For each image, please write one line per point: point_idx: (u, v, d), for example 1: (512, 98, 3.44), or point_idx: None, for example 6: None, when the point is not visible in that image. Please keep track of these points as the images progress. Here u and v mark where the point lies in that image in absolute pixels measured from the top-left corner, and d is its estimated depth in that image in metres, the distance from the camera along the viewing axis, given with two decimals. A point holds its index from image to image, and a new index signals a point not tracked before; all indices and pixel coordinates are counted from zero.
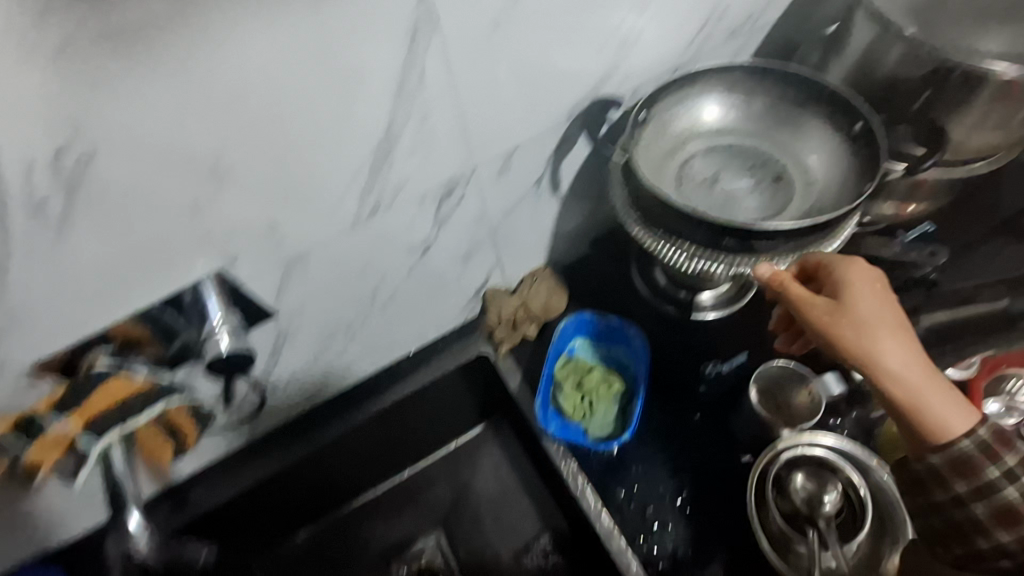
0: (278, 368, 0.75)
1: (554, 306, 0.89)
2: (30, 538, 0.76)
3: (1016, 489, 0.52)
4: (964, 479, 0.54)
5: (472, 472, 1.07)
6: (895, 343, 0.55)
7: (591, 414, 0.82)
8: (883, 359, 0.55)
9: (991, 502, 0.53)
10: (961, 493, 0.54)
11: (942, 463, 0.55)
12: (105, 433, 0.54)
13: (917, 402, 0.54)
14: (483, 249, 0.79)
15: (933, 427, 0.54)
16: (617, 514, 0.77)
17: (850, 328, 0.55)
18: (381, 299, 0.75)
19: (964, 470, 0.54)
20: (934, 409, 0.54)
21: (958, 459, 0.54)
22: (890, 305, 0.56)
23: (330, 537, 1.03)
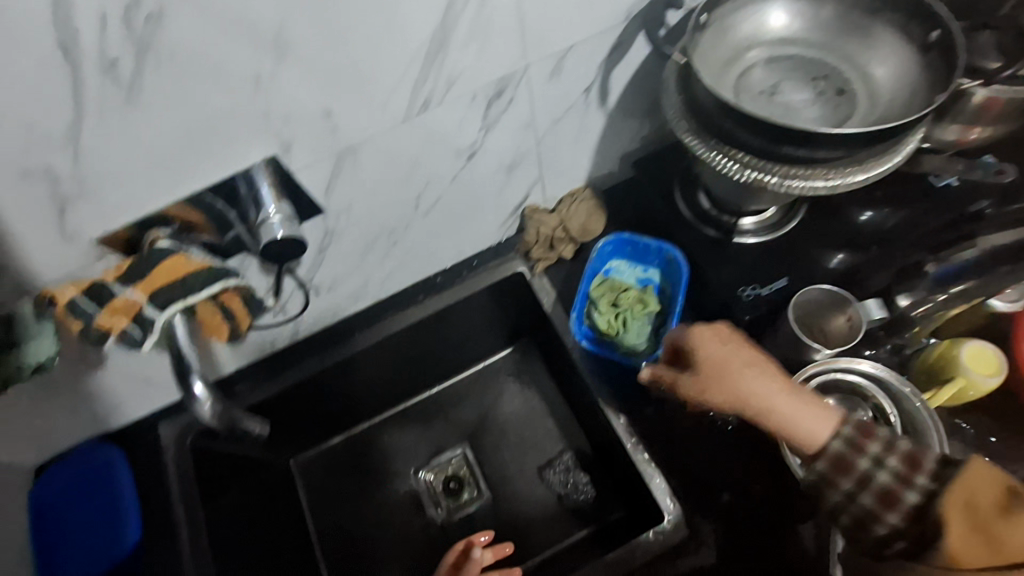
0: (324, 270, 0.77)
1: (591, 228, 0.89)
2: (92, 417, 0.82)
3: (886, 473, 0.54)
4: (846, 476, 0.55)
5: (501, 392, 1.11)
6: (749, 371, 0.56)
7: (623, 332, 0.83)
8: (738, 392, 0.56)
9: (872, 489, 0.54)
10: (851, 489, 0.55)
11: (825, 468, 0.55)
12: (168, 305, 0.56)
13: (784, 423, 0.55)
14: (527, 161, 0.78)
15: (799, 436, 0.56)
16: (643, 428, 0.80)
17: (708, 377, 0.57)
18: (425, 205, 0.76)
19: (842, 467, 0.55)
20: (798, 419, 0.55)
21: (835, 459, 0.55)
22: (733, 341, 0.58)
23: (363, 442, 1.08)
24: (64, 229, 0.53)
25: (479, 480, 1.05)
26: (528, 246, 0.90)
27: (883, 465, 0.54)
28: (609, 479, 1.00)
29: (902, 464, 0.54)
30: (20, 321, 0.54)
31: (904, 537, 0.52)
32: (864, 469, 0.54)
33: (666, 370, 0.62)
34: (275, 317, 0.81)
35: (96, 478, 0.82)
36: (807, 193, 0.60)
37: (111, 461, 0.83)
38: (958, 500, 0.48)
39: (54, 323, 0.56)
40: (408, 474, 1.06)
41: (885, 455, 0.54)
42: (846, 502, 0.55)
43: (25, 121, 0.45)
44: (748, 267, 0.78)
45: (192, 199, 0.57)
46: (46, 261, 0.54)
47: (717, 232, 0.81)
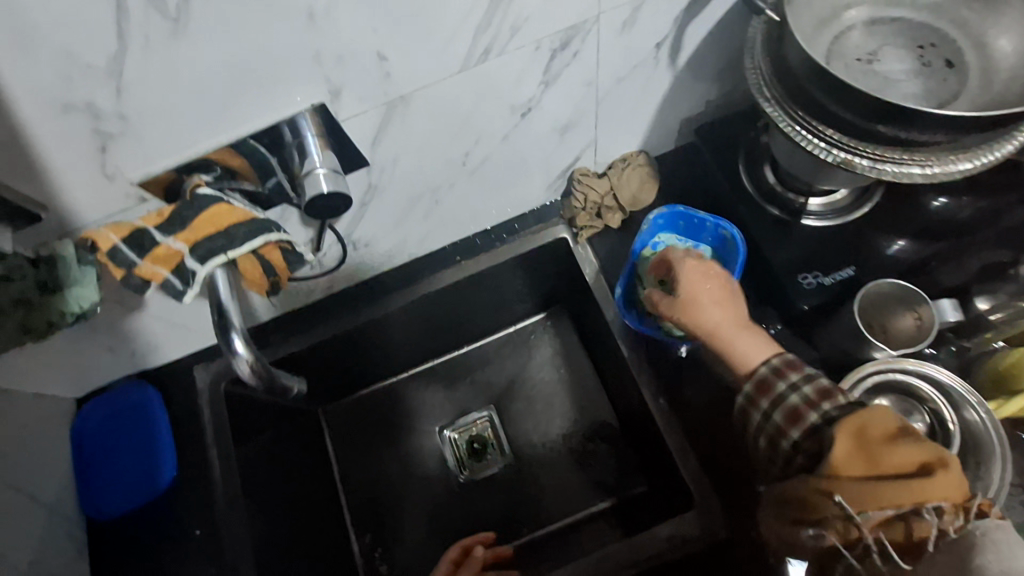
0: (363, 226, 0.74)
1: (642, 199, 0.85)
2: (130, 355, 0.82)
3: (796, 395, 0.62)
4: (767, 397, 0.63)
5: (530, 358, 1.09)
6: (708, 300, 0.68)
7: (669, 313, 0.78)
8: (695, 312, 0.68)
9: (784, 410, 0.61)
10: (768, 409, 0.63)
11: (751, 390, 0.65)
12: (209, 258, 0.53)
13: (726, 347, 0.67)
14: (583, 122, 0.73)
15: (735, 359, 0.67)
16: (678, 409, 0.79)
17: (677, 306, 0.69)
18: (472, 163, 0.72)
19: (763, 388, 0.64)
20: (736, 347, 0.66)
21: (760, 380, 0.64)
22: (709, 278, 0.70)
23: (389, 398, 1.08)
24: (105, 169, 0.51)
25: (503, 444, 1.04)
26: (573, 213, 0.85)
27: (795, 390, 0.62)
28: (635, 454, 0.99)
29: (815, 394, 0.61)
30: (62, 264, 0.52)
31: (802, 452, 0.59)
32: (780, 392, 0.63)
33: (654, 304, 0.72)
34: (312, 270, 0.79)
35: (133, 416, 0.84)
36: (900, 179, 0.55)
37: (147, 402, 0.84)
38: (851, 424, 0.51)
39: (96, 270, 0.55)
40: (433, 432, 1.06)
41: (801, 384, 0.62)
42: (762, 421, 0.63)
43: (66, 49, 0.41)
44: (810, 252, 0.73)
45: (238, 144, 0.54)
46: (87, 200, 0.53)
47: (783, 212, 0.75)
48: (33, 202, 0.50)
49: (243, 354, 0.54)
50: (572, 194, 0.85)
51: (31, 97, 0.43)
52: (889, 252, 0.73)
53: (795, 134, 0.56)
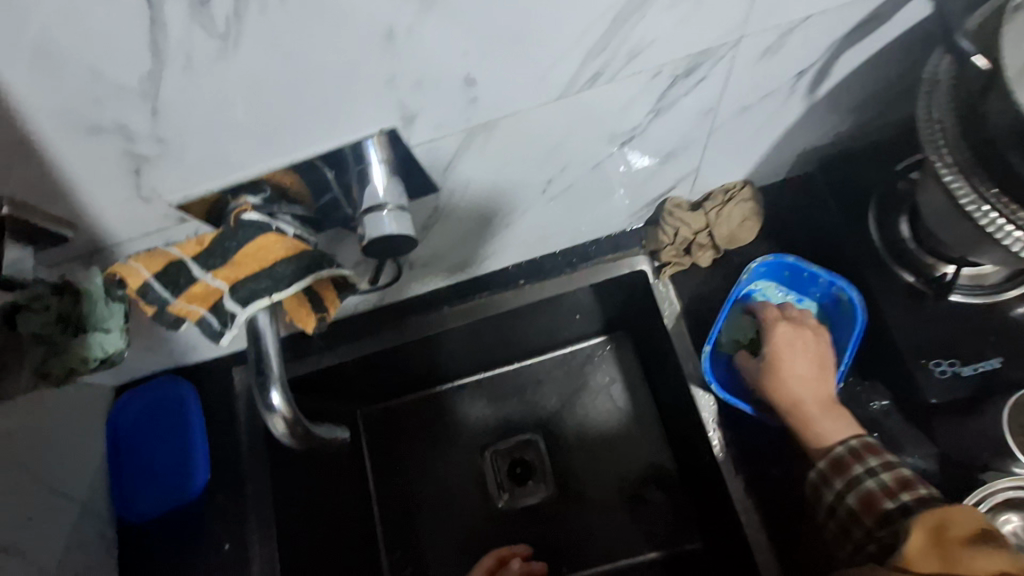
0: (423, 246, 0.67)
1: (741, 237, 0.73)
2: (167, 353, 0.78)
3: (873, 479, 0.54)
4: (840, 477, 0.56)
5: (584, 383, 1.00)
6: (797, 370, 0.63)
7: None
8: (782, 367, 0.63)
9: (858, 494, 0.54)
10: (841, 490, 0.56)
11: (823, 466, 0.58)
12: (252, 300, 0.46)
13: (801, 421, 0.60)
14: (688, 151, 0.62)
15: (810, 431, 0.59)
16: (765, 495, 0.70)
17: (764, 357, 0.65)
18: (554, 189, 0.62)
19: (838, 467, 0.56)
20: (814, 420, 0.59)
21: (835, 460, 0.57)
22: (810, 343, 0.64)
23: (429, 409, 1.02)
24: (140, 190, 0.44)
25: (547, 473, 0.97)
26: (658, 245, 0.75)
27: (873, 475, 0.54)
28: (690, 507, 0.91)
29: (893, 481, 0.53)
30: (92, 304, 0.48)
31: (874, 541, 0.51)
32: (857, 474, 0.55)
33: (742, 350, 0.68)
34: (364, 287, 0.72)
35: (169, 416, 0.80)
36: None
37: (184, 401, 0.80)
38: (930, 522, 0.46)
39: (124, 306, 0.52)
40: (474, 452, 1.00)
41: (877, 468, 0.55)
42: (834, 503, 0.56)
43: (91, 65, 0.34)
44: (950, 332, 0.61)
45: (292, 167, 0.46)
46: (120, 219, 0.46)
47: (917, 280, 0.63)
48: (58, 221, 0.44)
49: (277, 406, 0.47)
50: (659, 224, 0.75)
51: (53, 116, 0.36)
52: (1021, 316, 0.61)
53: (983, 215, 0.43)
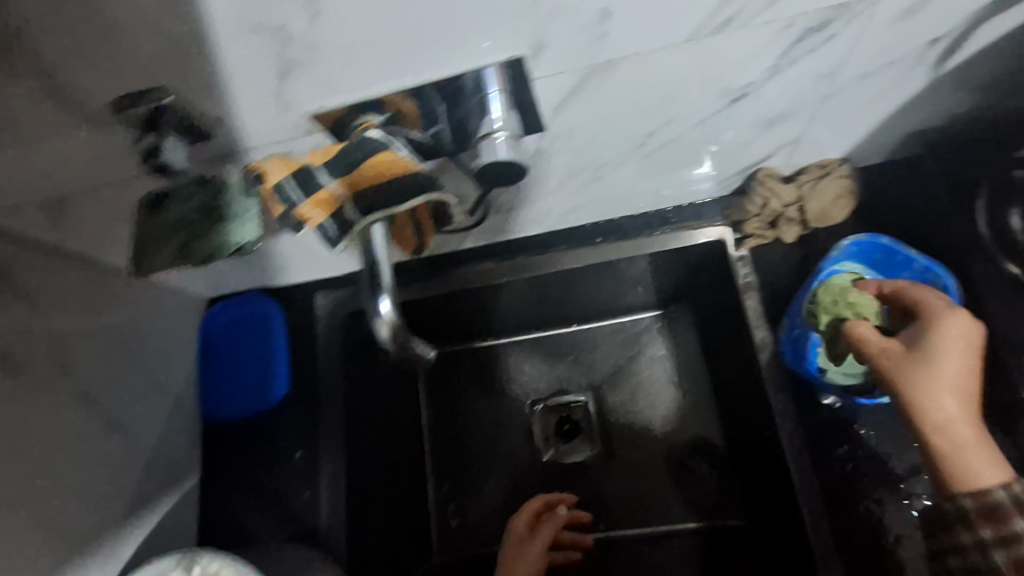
0: (512, 191, 0.69)
1: (832, 215, 0.72)
2: (259, 271, 0.83)
3: None
4: (995, 527, 0.50)
5: (639, 352, 1.01)
6: (958, 387, 0.53)
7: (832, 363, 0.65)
8: (943, 379, 0.53)
9: (1013, 552, 0.50)
10: (988, 539, 0.51)
11: (973, 506, 0.51)
12: (370, 211, 0.50)
13: (954, 449, 0.52)
14: (793, 118, 0.61)
15: (965, 466, 0.52)
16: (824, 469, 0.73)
17: (924, 364, 0.54)
18: (651, 145, 0.62)
19: (994, 516, 0.50)
20: (976, 456, 0.52)
21: (993, 508, 0.50)
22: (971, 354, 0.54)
23: (484, 358, 1.05)
24: (281, 98, 0.47)
25: (594, 434, 0.99)
26: (743, 216, 0.75)
27: None
28: (736, 484, 0.92)
29: None
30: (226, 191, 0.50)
31: None
32: (1016, 528, 0.50)
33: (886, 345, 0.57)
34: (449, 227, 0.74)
35: (255, 330, 0.86)
36: None
37: (270, 317, 0.86)
38: None
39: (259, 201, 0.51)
40: (524, 405, 1.03)
41: None
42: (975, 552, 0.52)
43: None
44: None
45: (417, 91, 0.49)
46: (256, 124, 0.50)
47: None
48: (208, 120, 0.48)
49: (386, 317, 0.52)
50: (747, 194, 0.74)
51: (227, 13, 0.40)
52: None
53: None
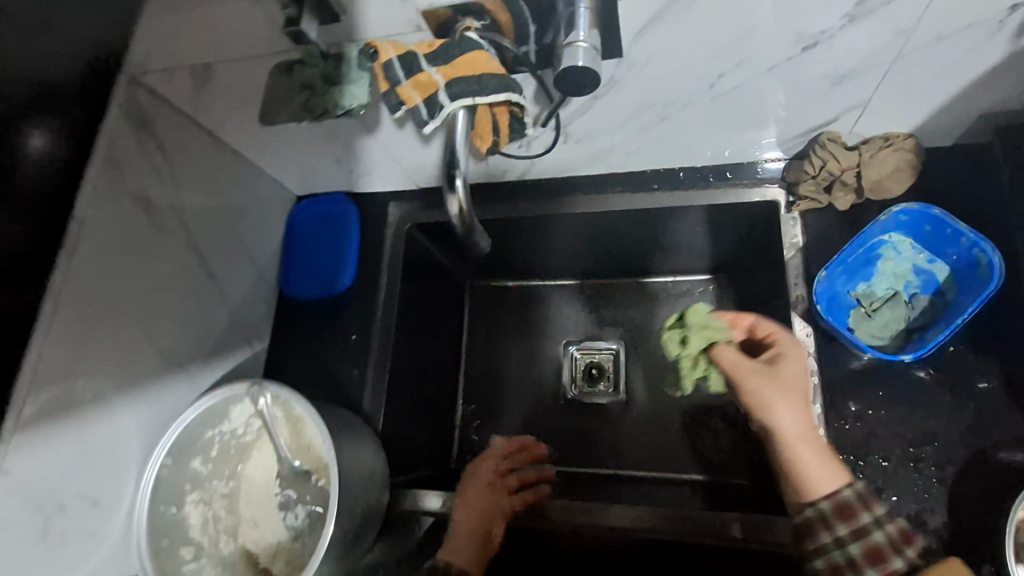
0: (579, 122, 0.74)
1: (887, 186, 0.74)
2: (345, 173, 0.93)
3: (882, 534, 0.59)
4: (847, 523, 0.60)
5: (674, 312, 1.04)
6: (800, 401, 0.66)
7: (687, 375, 0.77)
8: (789, 393, 0.66)
9: (864, 545, 0.59)
10: (845, 536, 0.59)
11: (829, 508, 0.61)
12: (458, 97, 0.57)
13: (804, 453, 0.64)
14: (865, 76, 0.64)
15: (815, 470, 0.63)
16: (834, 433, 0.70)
17: (772, 379, 0.68)
18: (720, 87, 0.67)
19: (846, 514, 0.60)
20: (819, 457, 0.63)
21: (843, 505, 0.60)
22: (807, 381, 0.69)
23: (525, 297, 1.11)
24: None
25: (619, 381, 1.04)
26: (799, 178, 0.77)
27: (881, 528, 0.59)
28: (750, 448, 0.93)
29: (897, 535, 0.59)
30: (344, 66, 0.64)
31: None
32: (865, 522, 0.59)
33: (745, 364, 0.71)
34: (518, 149, 0.81)
35: (332, 227, 0.96)
36: None
37: (346, 217, 0.96)
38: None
39: (369, 74, 0.65)
40: (557, 345, 1.08)
41: (885, 520, 0.60)
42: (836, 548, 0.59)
43: None
44: None
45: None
46: (375, 13, 0.58)
47: None
48: (337, 5, 0.57)
49: (461, 194, 0.60)
50: (806, 157, 0.76)
51: None
52: None
53: None
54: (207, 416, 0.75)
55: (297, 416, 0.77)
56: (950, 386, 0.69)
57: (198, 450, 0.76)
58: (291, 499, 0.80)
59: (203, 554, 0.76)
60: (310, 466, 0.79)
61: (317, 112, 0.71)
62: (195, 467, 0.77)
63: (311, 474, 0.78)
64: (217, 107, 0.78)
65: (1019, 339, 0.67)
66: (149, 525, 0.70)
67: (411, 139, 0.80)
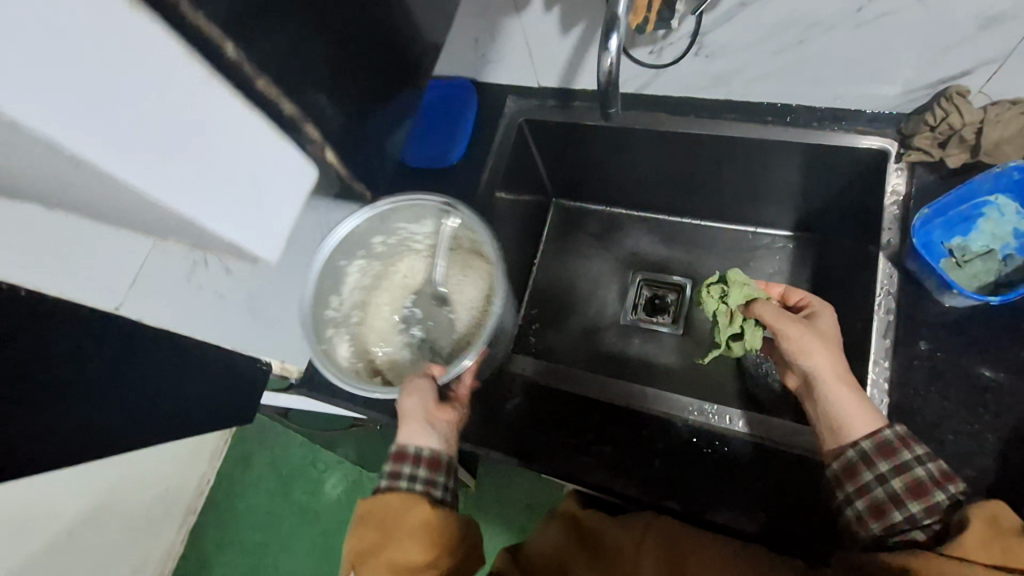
0: (720, 31, 0.78)
1: (1004, 149, 0.75)
2: (476, 58, 0.99)
3: (923, 469, 0.61)
4: (888, 460, 0.62)
5: (748, 262, 1.06)
6: (837, 353, 0.71)
7: (724, 329, 0.88)
8: (825, 347, 0.71)
9: (905, 480, 0.61)
10: (888, 473, 0.62)
11: (870, 446, 0.64)
12: None
13: (844, 399, 0.68)
14: (1015, 21, 0.65)
15: (853, 415, 0.66)
16: (897, 369, 0.71)
17: (813, 331, 0.73)
18: (867, 13, 0.69)
19: (886, 451, 0.62)
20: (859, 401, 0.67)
21: (884, 442, 0.63)
22: (838, 340, 0.74)
23: (606, 222, 1.16)
24: None
25: (681, 314, 1.07)
26: (916, 130, 0.80)
27: (921, 465, 0.61)
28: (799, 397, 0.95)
29: (938, 473, 0.61)
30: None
31: (918, 528, 0.59)
32: (905, 460, 0.62)
33: (787, 317, 0.75)
34: (648, 56, 0.86)
35: (451, 107, 1.02)
36: None
37: (464, 101, 1.02)
38: (984, 514, 0.52)
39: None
40: (627, 270, 1.12)
41: (925, 457, 0.62)
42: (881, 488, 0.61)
43: None
44: None
45: None
46: None
47: None
48: None
49: (613, 52, 0.65)
50: (930, 110, 0.78)
51: None
52: None
53: None
54: (411, 213, 0.85)
55: (476, 255, 0.88)
56: None
57: (384, 231, 0.87)
58: (414, 316, 0.92)
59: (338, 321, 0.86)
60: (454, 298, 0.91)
61: None
62: (374, 244, 0.87)
63: (446, 305, 0.91)
64: None
65: None
66: (324, 268, 0.80)
67: (554, 25, 0.86)
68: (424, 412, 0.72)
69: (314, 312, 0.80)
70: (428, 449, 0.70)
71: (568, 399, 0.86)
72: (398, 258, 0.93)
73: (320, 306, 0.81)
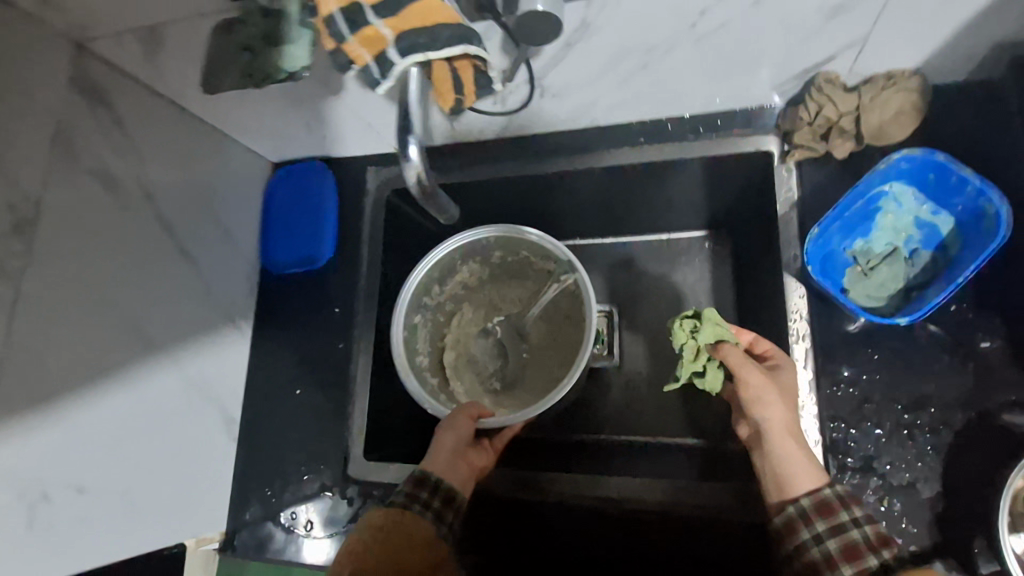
0: (554, 72, 0.69)
1: (890, 132, 0.68)
2: (317, 138, 0.89)
3: (859, 531, 0.57)
4: (825, 518, 0.58)
5: (668, 270, 0.94)
6: (791, 411, 0.64)
7: (687, 369, 0.73)
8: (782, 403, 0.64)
9: (841, 542, 0.57)
10: (824, 533, 0.58)
11: (809, 504, 0.59)
12: (410, 54, 0.53)
13: (788, 458, 0.62)
14: (862, 7, 0.57)
15: (794, 474, 0.61)
16: (825, 403, 0.66)
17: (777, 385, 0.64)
18: (703, 27, 0.61)
19: (824, 509, 0.58)
20: (806, 462, 0.61)
21: (822, 501, 0.59)
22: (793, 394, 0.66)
23: None
24: None
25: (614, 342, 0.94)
26: (794, 126, 0.71)
27: (858, 526, 0.57)
28: None
29: (875, 537, 0.57)
30: (285, 22, 0.62)
31: None
32: (842, 521, 0.58)
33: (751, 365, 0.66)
34: (493, 105, 0.76)
35: (312, 199, 0.94)
36: None
37: (322, 188, 0.94)
38: None
39: (313, 33, 0.64)
40: None
41: (864, 518, 0.58)
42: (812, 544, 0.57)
43: None
44: None
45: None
46: None
47: None
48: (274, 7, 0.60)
49: (413, 162, 0.57)
50: (803, 102, 0.70)
51: None
52: None
53: None
54: (541, 250, 0.87)
55: (573, 318, 0.89)
56: (953, 348, 0.64)
57: (504, 249, 0.90)
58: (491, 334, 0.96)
59: (433, 308, 0.92)
60: (532, 338, 0.94)
61: (257, 77, 0.69)
62: (492, 256, 0.90)
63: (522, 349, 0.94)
64: (172, 75, 0.72)
65: (1016, 297, 0.64)
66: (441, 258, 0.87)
67: (379, 98, 0.75)
68: (449, 451, 0.74)
69: (414, 296, 0.87)
70: (445, 485, 0.71)
71: (525, 510, 0.77)
72: (506, 279, 0.95)
73: (420, 293, 0.87)
